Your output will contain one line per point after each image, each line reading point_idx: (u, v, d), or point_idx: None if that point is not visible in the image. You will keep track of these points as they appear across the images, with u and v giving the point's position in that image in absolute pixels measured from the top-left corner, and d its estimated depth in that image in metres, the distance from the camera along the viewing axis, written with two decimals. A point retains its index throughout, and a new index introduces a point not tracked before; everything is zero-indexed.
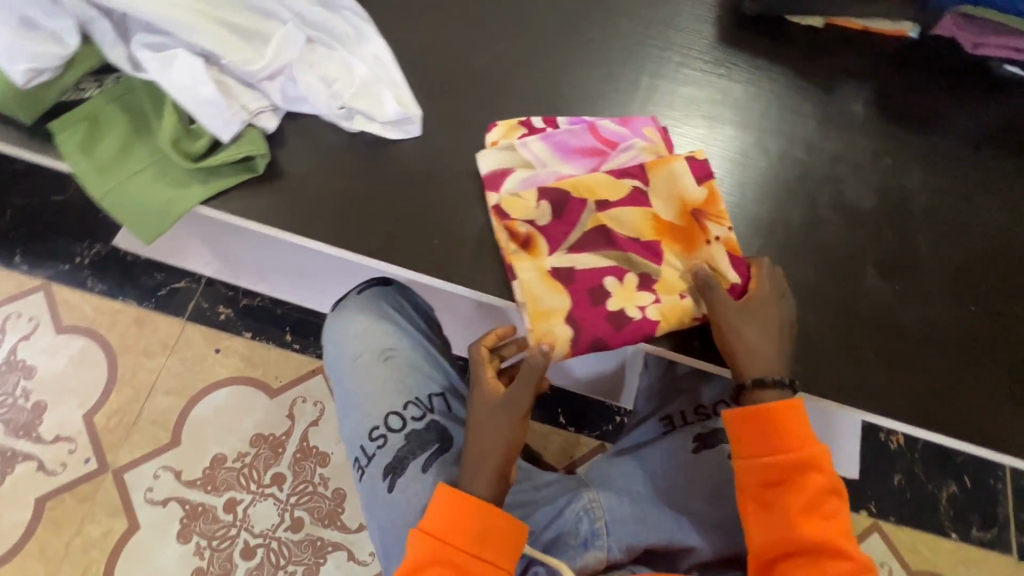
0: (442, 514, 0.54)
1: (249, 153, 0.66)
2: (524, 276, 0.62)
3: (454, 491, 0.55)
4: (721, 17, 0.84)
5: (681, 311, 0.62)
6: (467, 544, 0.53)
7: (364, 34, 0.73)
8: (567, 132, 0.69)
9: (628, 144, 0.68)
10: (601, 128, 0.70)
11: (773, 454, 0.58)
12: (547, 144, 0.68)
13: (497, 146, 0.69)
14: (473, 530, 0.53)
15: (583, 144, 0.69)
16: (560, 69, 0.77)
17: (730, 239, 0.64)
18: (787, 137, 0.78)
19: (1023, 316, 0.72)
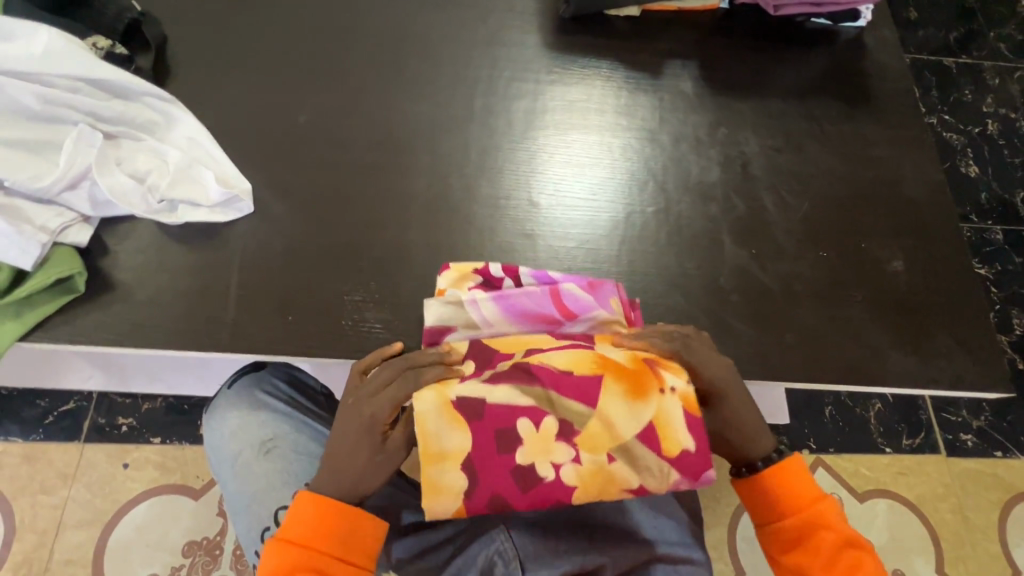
0: (307, 522, 0.56)
1: (63, 275, 0.61)
2: (423, 406, 0.54)
3: (320, 499, 0.57)
4: (542, 24, 0.85)
5: (606, 475, 0.54)
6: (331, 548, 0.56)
7: (172, 116, 0.69)
8: (524, 295, 0.63)
9: (587, 318, 0.63)
10: (564, 293, 0.63)
11: (785, 517, 0.61)
12: (499, 306, 0.63)
13: (444, 297, 0.63)
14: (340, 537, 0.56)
15: (539, 311, 0.63)
16: (389, 112, 0.76)
17: (687, 392, 0.56)
18: (628, 132, 0.79)
19: (872, 247, 0.76)
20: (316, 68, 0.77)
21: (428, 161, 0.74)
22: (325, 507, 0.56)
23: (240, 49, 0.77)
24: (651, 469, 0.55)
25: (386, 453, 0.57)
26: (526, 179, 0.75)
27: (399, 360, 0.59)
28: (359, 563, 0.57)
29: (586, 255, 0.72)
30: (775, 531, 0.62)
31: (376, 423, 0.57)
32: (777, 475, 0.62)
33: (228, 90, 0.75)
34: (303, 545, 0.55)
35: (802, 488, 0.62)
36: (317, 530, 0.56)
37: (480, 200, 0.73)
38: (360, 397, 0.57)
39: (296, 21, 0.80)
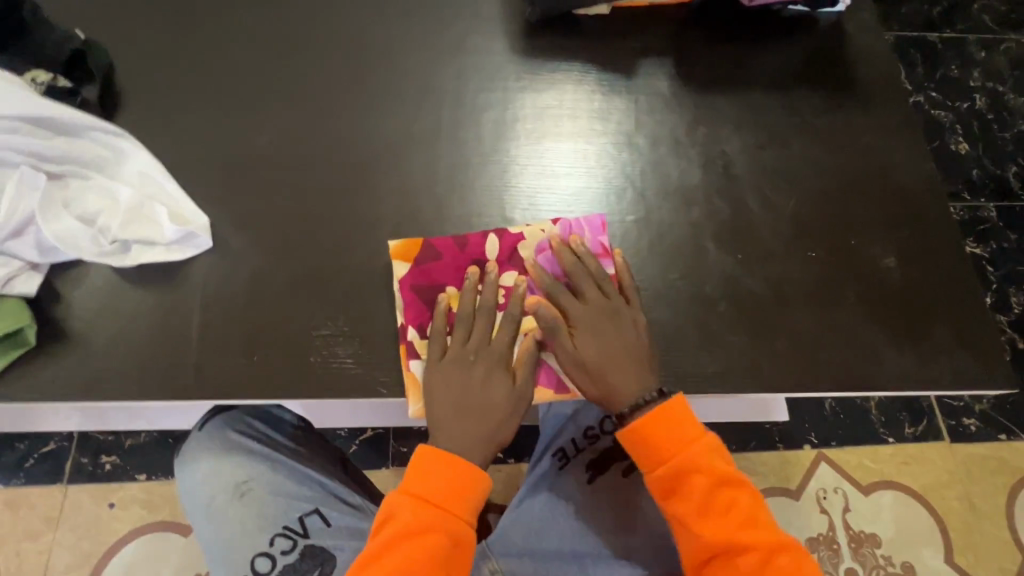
0: (434, 475, 0.58)
1: (11, 328, 0.58)
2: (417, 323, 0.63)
3: (442, 454, 0.59)
4: (508, 28, 0.81)
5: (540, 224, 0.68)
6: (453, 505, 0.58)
7: (122, 151, 0.66)
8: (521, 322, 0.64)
9: None
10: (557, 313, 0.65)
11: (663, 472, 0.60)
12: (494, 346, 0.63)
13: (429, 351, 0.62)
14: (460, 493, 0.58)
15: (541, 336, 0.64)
16: (352, 131, 0.72)
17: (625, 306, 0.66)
18: (605, 138, 0.76)
19: (861, 244, 0.73)
20: (274, 89, 0.74)
21: (396, 181, 0.71)
22: (451, 463, 0.58)
23: (192, 74, 0.74)
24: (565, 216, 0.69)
25: (510, 396, 0.61)
26: (499, 194, 0.72)
27: (439, 319, 0.62)
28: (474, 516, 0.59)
29: None
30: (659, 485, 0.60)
31: (489, 370, 0.61)
32: (656, 423, 0.60)
33: (180, 118, 0.71)
34: (427, 500, 0.57)
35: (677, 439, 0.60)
36: (443, 487, 0.58)
37: (453, 220, 0.69)
38: (445, 368, 0.60)
39: (249, 40, 0.76)
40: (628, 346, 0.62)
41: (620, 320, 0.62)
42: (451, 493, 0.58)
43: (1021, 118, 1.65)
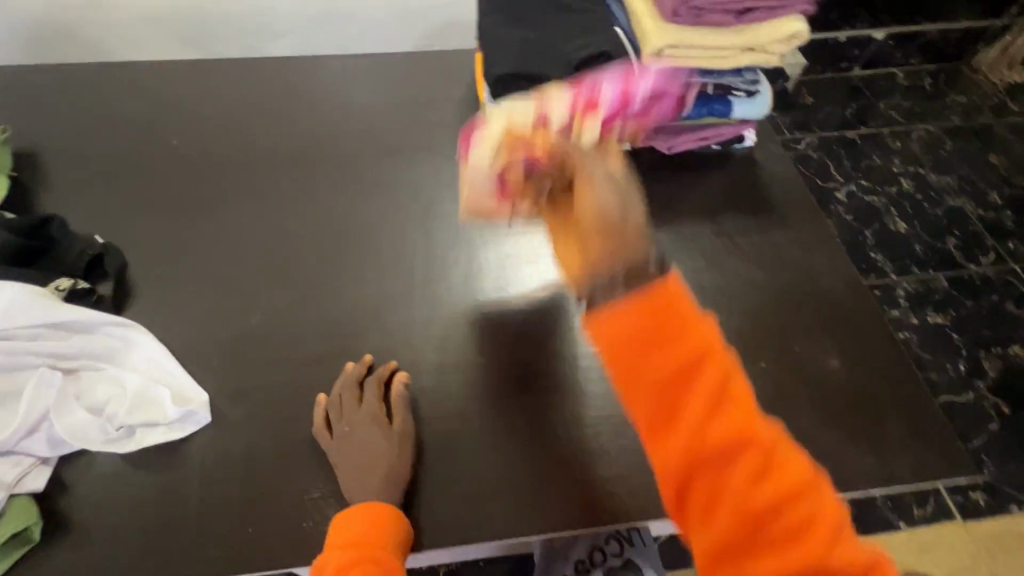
0: (359, 517, 0.62)
1: (17, 530, 0.61)
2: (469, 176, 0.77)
3: (368, 499, 0.64)
4: (468, 192, 0.95)
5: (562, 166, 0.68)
6: (380, 545, 0.60)
7: (131, 340, 0.74)
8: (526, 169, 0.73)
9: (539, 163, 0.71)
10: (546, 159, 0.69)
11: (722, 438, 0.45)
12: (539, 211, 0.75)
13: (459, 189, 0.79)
14: (385, 532, 0.61)
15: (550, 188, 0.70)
16: (336, 298, 0.82)
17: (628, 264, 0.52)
18: (562, 276, 0.86)
19: (805, 349, 0.80)
20: (267, 267, 0.84)
21: (378, 338, 0.79)
22: (375, 508, 0.63)
23: (195, 262, 0.85)
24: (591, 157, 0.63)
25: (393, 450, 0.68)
26: (470, 341, 0.79)
27: (372, 387, 0.73)
28: (382, 533, 0.61)
29: (536, 408, 0.74)
30: (697, 428, 0.46)
31: (383, 439, 0.69)
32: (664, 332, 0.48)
33: (183, 303, 0.81)
34: (357, 539, 0.60)
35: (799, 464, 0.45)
36: (369, 525, 0.61)
37: (431, 368, 0.77)
38: (351, 422, 0.69)
39: (245, 228, 0.88)
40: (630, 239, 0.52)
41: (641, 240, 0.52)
42: (379, 534, 0.61)
43: (947, 194, 1.83)
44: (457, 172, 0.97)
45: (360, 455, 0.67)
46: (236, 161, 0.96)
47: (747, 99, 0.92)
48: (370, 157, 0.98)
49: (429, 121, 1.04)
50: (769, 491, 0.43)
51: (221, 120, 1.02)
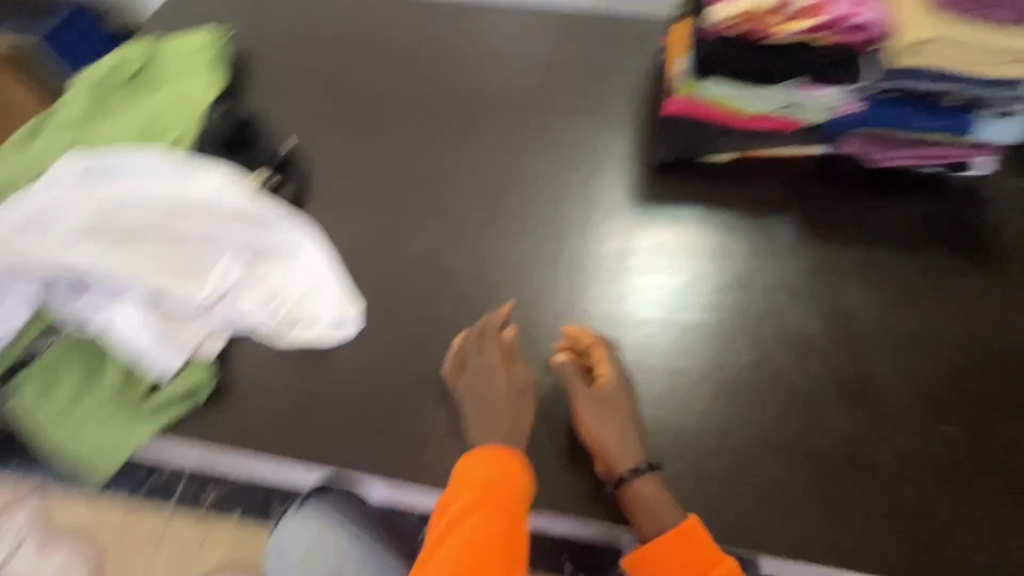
0: (482, 460, 0.62)
1: (194, 384, 0.69)
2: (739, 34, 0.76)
3: (493, 443, 0.63)
4: (635, 169, 0.91)
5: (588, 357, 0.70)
6: (504, 487, 0.60)
7: (301, 239, 0.77)
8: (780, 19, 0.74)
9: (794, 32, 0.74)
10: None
11: None
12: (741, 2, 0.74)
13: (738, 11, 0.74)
14: (511, 477, 0.61)
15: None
16: (487, 247, 0.82)
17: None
18: (723, 276, 0.79)
19: (1006, 428, 0.68)
20: (429, 204, 0.86)
21: (520, 294, 0.78)
22: (499, 453, 0.62)
23: (365, 183, 0.89)
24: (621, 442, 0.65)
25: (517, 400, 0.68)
26: (610, 320, 0.76)
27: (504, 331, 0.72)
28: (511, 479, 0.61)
29: (670, 407, 0.70)
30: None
31: (510, 386, 0.69)
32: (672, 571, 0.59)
33: (349, 219, 0.85)
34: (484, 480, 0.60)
35: (716, 548, 0.60)
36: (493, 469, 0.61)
37: (568, 337, 0.75)
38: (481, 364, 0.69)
39: (414, 161, 0.91)
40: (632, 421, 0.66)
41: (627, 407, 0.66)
42: (506, 476, 0.61)
43: None
44: (627, 148, 0.93)
45: (493, 402, 0.67)
46: (415, 94, 0.99)
47: (1000, 118, 0.76)
48: (542, 114, 0.96)
49: (606, 87, 1.00)
50: (693, 575, 0.59)
51: (406, 50, 1.04)
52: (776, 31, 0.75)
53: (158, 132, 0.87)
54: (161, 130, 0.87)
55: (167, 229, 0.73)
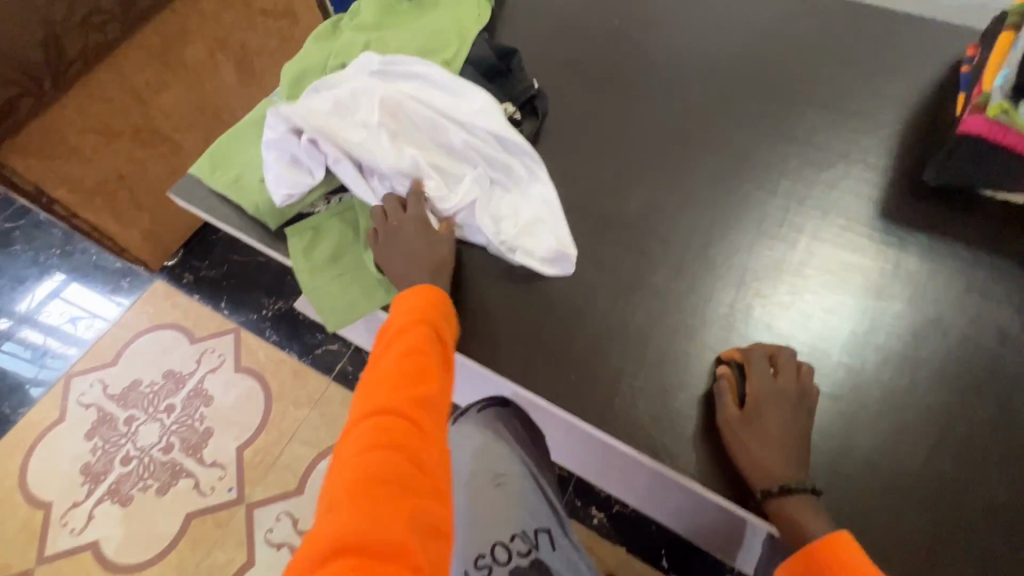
0: (413, 297, 0.66)
1: None
2: None
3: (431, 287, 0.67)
4: (892, 185, 0.82)
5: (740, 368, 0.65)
6: (424, 326, 0.63)
7: (535, 176, 0.81)
8: None
9: None
10: None
11: None
12: None
13: None
14: (434, 325, 0.64)
15: None
16: (709, 224, 0.81)
17: None
18: (977, 324, 0.70)
19: None
20: (655, 169, 0.86)
21: (736, 278, 0.76)
22: (427, 295, 0.66)
23: (598, 132, 0.91)
24: (755, 463, 0.59)
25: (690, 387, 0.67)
26: (831, 335, 0.71)
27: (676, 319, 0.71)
28: (434, 334, 0.62)
29: (885, 440, 0.64)
30: None
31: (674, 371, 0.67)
32: None
33: (577, 163, 0.88)
34: (413, 317, 0.63)
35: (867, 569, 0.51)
36: (413, 308, 0.64)
37: (779, 337, 0.71)
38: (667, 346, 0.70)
39: (650, 122, 0.91)
40: (783, 447, 0.59)
41: (779, 420, 0.60)
42: (427, 314, 0.64)
43: None
44: (887, 161, 0.84)
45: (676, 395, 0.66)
46: (662, 56, 0.97)
47: None
48: (796, 107, 0.90)
49: (877, 92, 0.90)
50: None
51: (659, 10, 1.02)
52: None
53: (432, 49, 0.92)
54: (434, 47, 0.92)
55: (438, 129, 0.81)
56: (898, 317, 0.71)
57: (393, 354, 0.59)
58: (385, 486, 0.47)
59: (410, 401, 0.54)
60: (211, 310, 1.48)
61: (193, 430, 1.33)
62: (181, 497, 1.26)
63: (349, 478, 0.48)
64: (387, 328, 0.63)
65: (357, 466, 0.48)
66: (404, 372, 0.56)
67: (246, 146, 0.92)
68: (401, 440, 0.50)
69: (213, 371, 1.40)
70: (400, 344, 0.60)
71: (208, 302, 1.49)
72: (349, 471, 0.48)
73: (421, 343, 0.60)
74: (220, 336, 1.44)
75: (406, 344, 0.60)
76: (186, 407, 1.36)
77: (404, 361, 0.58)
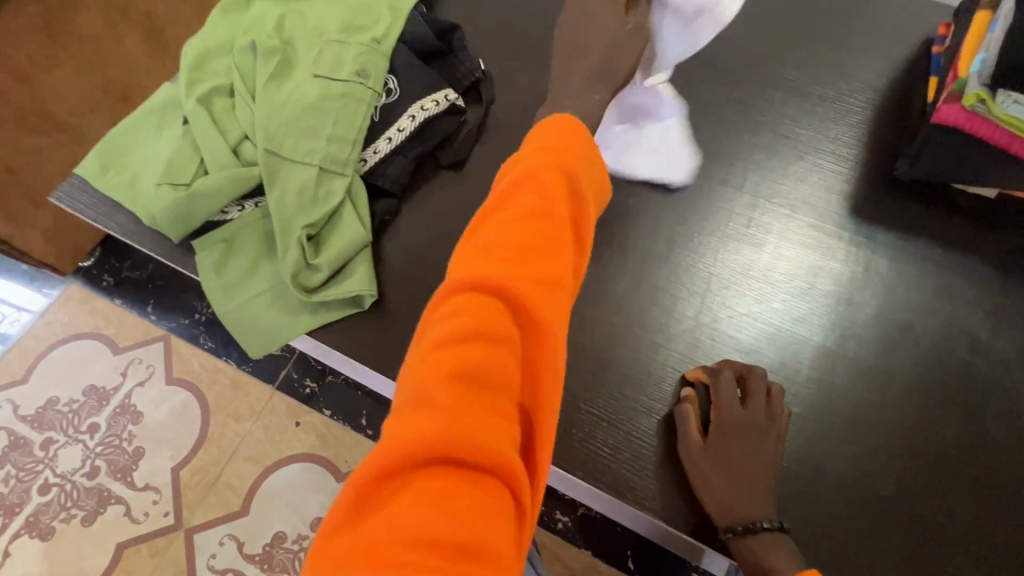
0: (549, 132, 0.44)
1: (358, 291, 0.68)
2: None
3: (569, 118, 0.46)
4: (863, 178, 0.77)
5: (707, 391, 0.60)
6: (559, 168, 0.42)
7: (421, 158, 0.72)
8: None
9: None
10: None
11: None
12: None
13: None
14: (568, 165, 0.43)
15: None
16: (673, 225, 0.74)
17: None
18: (948, 330, 0.67)
19: None
20: None
21: (702, 287, 0.70)
22: (557, 130, 0.45)
23: None
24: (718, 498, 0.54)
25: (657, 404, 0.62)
26: (796, 346, 0.66)
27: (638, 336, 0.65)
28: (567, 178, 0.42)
29: (853, 462, 0.60)
30: None
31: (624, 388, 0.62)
32: None
33: None
34: (549, 152, 0.42)
35: None
36: (548, 146, 0.43)
37: (746, 353, 0.66)
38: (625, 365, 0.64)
39: None
40: (748, 480, 0.54)
41: (746, 450, 0.55)
42: (563, 153, 0.43)
43: None
44: (860, 151, 0.79)
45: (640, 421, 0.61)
46: None
47: None
48: (765, 92, 0.83)
49: (849, 74, 0.84)
50: None
51: None
52: None
53: (357, 24, 0.78)
54: (361, 22, 0.78)
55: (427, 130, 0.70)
56: (867, 325, 0.67)
57: (514, 201, 0.39)
58: (487, 383, 0.32)
59: (530, 278, 0.36)
60: (135, 315, 1.33)
61: (121, 451, 1.21)
62: (111, 526, 1.15)
63: (445, 363, 0.32)
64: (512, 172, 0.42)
65: (451, 347, 0.33)
66: (525, 236, 0.38)
67: (141, 141, 0.78)
68: (511, 324, 0.34)
69: (141, 384, 1.27)
70: (522, 191, 0.40)
71: (132, 306, 1.34)
72: (440, 352, 0.33)
73: (554, 191, 0.40)
74: (147, 345, 1.31)
75: (529, 192, 0.40)
76: (112, 426, 1.23)
77: (527, 215, 0.38)
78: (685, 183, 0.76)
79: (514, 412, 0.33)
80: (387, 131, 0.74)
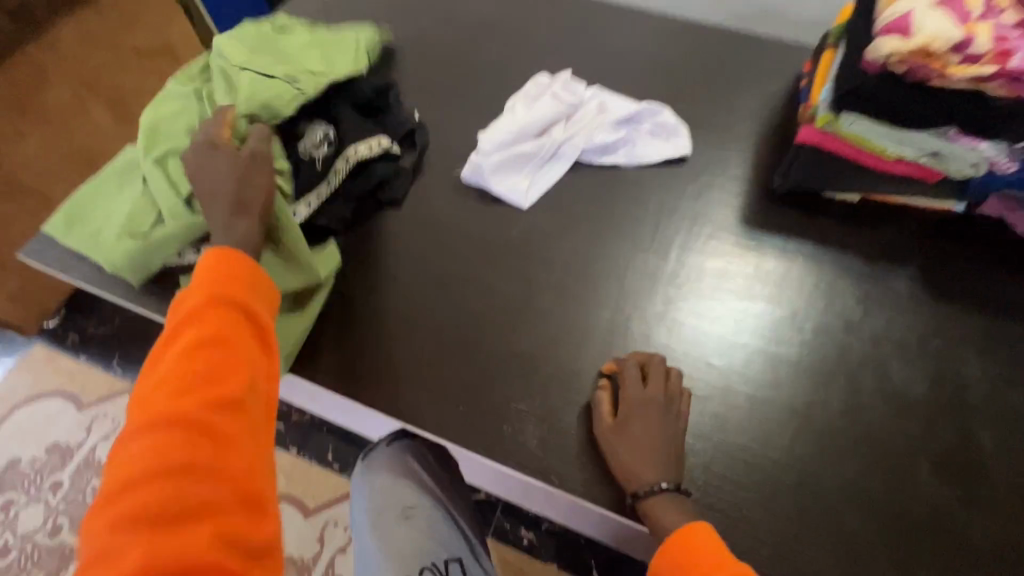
0: (201, 273, 0.57)
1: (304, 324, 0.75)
2: (917, 43, 0.66)
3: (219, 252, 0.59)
4: (750, 193, 0.89)
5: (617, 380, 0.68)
6: (212, 305, 0.54)
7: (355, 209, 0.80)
8: (965, 51, 0.66)
9: (971, 65, 0.66)
10: (994, 29, 0.66)
11: None
12: (919, 23, 0.66)
13: (912, 40, 0.66)
14: (218, 293, 0.55)
15: (1000, 33, 0.66)
16: (589, 242, 0.84)
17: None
18: (826, 315, 0.77)
19: None
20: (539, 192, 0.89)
21: (616, 293, 0.79)
22: (222, 264, 0.58)
23: None
24: (625, 467, 0.61)
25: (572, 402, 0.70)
26: (700, 339, 0.75)
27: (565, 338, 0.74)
28: (216, 315, 0.54)
29: (753, 435, 0.68)
30: None
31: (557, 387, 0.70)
32: None
33: (463, 193, 0.89)
34: (208, 291, 0.55)
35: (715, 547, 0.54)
36: (208, 281, 0.56)
37: (657, 348, 0.74)
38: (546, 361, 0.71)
39: None
40: (655, 449, 0.61)
41: (649, 425, 0.62)
42: (227, 280, 0.57)
43: None
44: (747, 171, 0.91)
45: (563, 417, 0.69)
46: None
47: None
48: None
49: (734, 108, 0.98)
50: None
51: (536, 41, 1.06)
52: (949, 71, 0.67)
53: (298, 74, 0.83)
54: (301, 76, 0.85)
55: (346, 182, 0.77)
56: (760, 318, 0.77)
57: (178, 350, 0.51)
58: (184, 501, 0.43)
59: (199, 410, 0.48)
60: (101, 370, 1.35)
61: (84, 505, 1.21)
62: None
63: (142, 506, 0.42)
64: (174, 314, 0.55)
65: (153, 485, 0.43)
66: (197, 367, 0.50)
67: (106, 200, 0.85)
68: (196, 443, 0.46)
69: (106, 437, 1.28)
70: (187, 332, 0.52)
71: (98, 362, 1.37)
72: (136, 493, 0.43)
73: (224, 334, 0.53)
74: (112, 399, 1.32)
75: (197, 343, 0.51)
76: (75, 481, 1.24)
77: (200, 356, 0.50)
78: (524, 209, 0.87)
79: (234, 476, 0.47)
80: (327, 176, 0.82)
